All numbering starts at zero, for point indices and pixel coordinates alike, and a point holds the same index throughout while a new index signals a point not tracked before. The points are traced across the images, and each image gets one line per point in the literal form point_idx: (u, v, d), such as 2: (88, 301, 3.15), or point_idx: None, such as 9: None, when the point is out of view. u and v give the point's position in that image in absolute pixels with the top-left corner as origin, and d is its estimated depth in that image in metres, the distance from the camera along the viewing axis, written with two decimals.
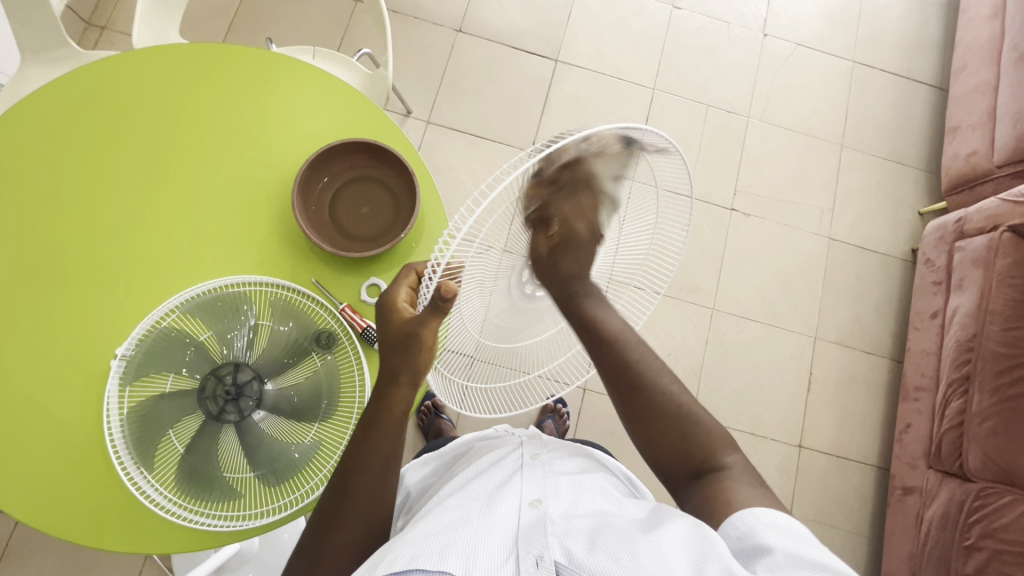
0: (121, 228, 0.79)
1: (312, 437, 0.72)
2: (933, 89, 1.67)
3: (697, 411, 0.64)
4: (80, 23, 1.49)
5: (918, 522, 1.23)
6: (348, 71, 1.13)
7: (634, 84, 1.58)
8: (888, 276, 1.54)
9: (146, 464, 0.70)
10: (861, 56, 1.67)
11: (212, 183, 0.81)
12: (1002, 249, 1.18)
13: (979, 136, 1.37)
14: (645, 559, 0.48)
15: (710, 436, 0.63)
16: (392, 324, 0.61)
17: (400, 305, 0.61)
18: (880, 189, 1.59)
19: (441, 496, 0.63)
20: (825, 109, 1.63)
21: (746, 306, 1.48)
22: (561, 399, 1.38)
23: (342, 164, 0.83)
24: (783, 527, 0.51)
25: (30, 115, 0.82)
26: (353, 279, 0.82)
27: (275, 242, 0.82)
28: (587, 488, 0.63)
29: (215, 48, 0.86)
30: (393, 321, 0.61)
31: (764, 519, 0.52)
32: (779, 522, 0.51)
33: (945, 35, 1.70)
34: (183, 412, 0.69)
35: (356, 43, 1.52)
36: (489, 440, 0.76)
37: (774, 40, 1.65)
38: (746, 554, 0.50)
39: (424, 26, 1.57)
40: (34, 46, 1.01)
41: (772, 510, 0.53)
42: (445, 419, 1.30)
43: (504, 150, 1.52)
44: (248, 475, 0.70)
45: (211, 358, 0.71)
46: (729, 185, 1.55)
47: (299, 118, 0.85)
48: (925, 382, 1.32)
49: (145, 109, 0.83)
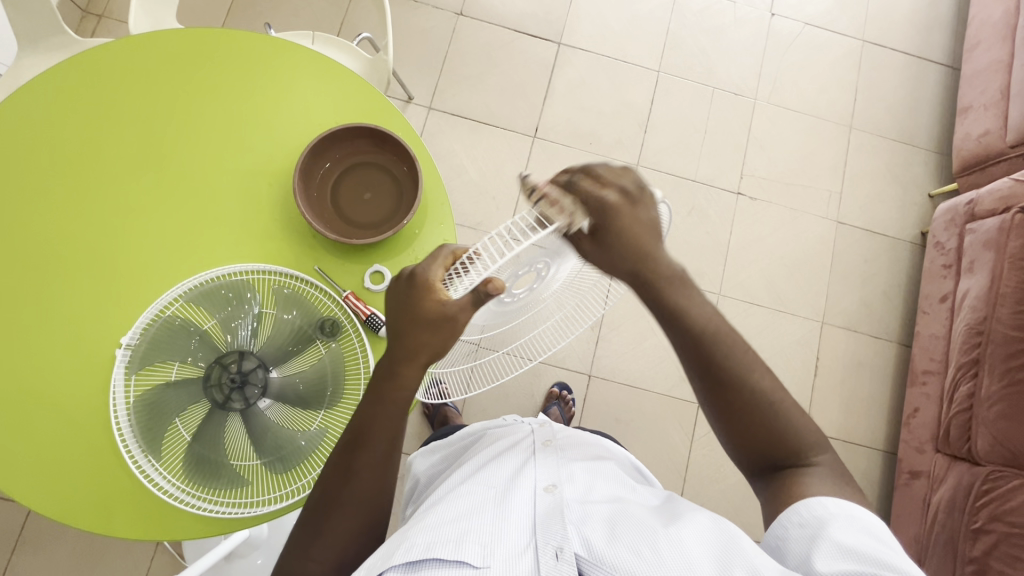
0: (121, 217, 0.79)
1: (318, 424, 0.72)
2: (945, 69, 1.63)
3: (790, 403, 0.60)
4: (77, 12, 1.47)
5: (925, 506, 1.22)
6: (348, 56, 1.12)
7: (638, 66, 1.56)
8: (897, 260, 1.52)
9: (154, 452, 0.70)
10: (871, 35, 1.64)
11: (212, 172, 0.81)
12: (1013, 231, 1.16)
13: (991, 116, 1.35)
14: (668, 556, 0.48)
15: (801, 434, 0.58)
16: (425, 302, 0.54)
17: (438, 285, 0.54)
18: (889, 172, 1.56)
19: (454, 480, 0.63)
20: (833, 90, 1.60)
21: (752, 291, 1.47)
22: (566, 386, 1.38)
23: (345, 149, 0.82)
24: (851, 519, 0.50)
25: (30, 101, 0.81)
26: (356, 266, 0.82)
27: (277, 230, 0.81)
28: (601, 477, 0.62)
29: (215, 32, 0.84)
30: (426, 301, 0.54)
31: (830, 508, 0.51)
32: (846, 513, 0.51)
33: (957, 13, 1.66)
34: (189, 400, 0.70)
35: (355, 28, 1.49)
36: (500, 427, 0.76)
37: (781, 20, 1.62)
38: (800, 539, 0.51)
39: (425, 10, 1.54)
40: (31, 34, 1.00)
41: (843, 501, 0.52)
42: (450, 406, 1.31)
43: (507, 136, 1.50)
44: (255, 462, 0.70)
45: (216, 347, 0.71)
46: (736, 169, 1.53)
47: (300, 104, 0.83)
48: (933, 365, 1.31)
49: (142, 97, 0.82)
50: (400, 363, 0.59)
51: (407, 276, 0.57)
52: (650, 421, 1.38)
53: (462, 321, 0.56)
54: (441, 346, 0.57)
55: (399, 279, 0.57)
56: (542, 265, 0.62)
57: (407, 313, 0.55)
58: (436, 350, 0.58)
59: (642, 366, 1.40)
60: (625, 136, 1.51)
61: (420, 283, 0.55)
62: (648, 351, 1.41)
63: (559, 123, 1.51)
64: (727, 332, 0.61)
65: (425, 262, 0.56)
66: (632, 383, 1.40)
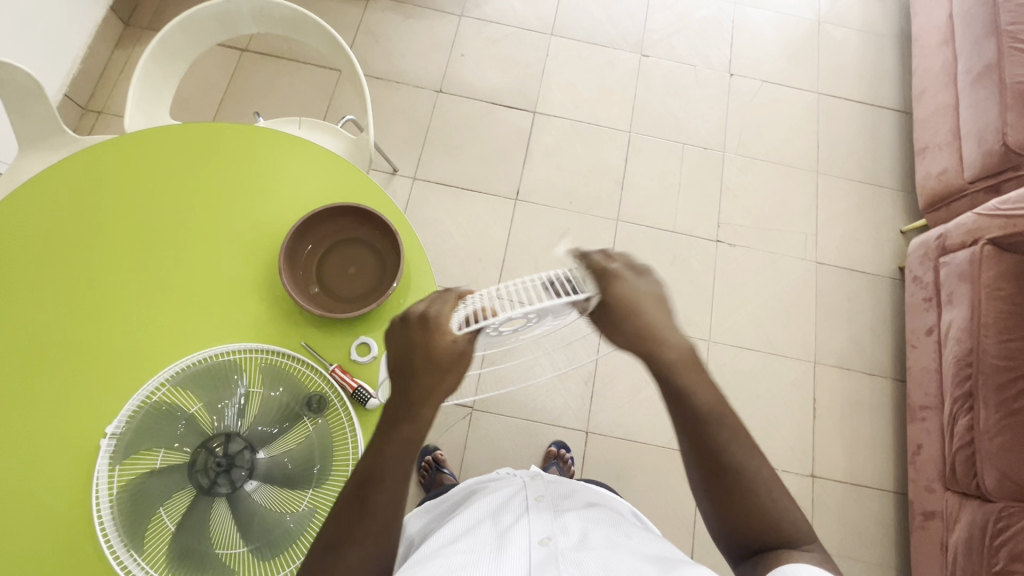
0: (122, 302, 0.81)
1: (306, 504, 0.70)
2: (898, 114, 1.73)
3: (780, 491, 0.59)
4: (77, 110, 1.56)
5: (943, 548, 1.18)
6: (333, 137, 1.18)
7: (610, 129, 1.65)
8: (879, 295, 1.55)
9: (137, 547, 0.68)
10: (825, 87, 1.75)
11: (208, 254, 0.84)
12: (984, 262, 1.19)
13: (947, 154, 1.42)
14: None
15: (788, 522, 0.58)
16: (437, 341, 0.57)
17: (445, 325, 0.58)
18: (860, 212, 1.62)
19: (447, 536, 0.62)
20: (797, 140, 1.68)
21: (742, 334, 1.49)
22: (564, 444, 1.35)
23: (329, 228, 0.86)
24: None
25: (24, 203, 0.84)
26: (341, 339, 0.83)
27: (266, 308, 0.83)
28: (592, 524, 0.61)
29: (206, 126, 0.90)
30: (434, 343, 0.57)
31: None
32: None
33: (902, 63, 1.79)
34: (174, 487, 0.68)
35: (340, 110, 1.59)
36: (493, 483, 0.75)
37: (740, 79, 1.73)
38: None
39: (406, 89, 1.65)
40: (32, 135, 1.05)
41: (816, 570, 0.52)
42: (447, 473, 1.28)
43: (489, 199, 1.56)
44: (242, 550, 0.67)
45: (202, 431, 0.70)
46: (712, 219, 1.58)
47: (288, 186, 0.88)
48: (929, 400, 1.30)
49: (136, 187, 0.86)
50: (409, 408, 0.59)
51: (416, 318, 0.60)
52: (654, 476, 1.35)
53: (470, 356, 0.57)
54: (447, 386, 0.59)
55: (406, 322, 0.60)
56: (537, 316, 0.54)
57: (421, 356, 0.58)
58: (444, 389, 0.59)
59: (640, 418, 1.39)
60: (604, 193, 1.58)
61: (431, 323, 0.58)
62: (644, 403, 1.40)
63: (539, 186, 1.57)
64: (720, 424, 0.61)
65: (436, 305, 0.60)
66: (631, 437, 1.38)
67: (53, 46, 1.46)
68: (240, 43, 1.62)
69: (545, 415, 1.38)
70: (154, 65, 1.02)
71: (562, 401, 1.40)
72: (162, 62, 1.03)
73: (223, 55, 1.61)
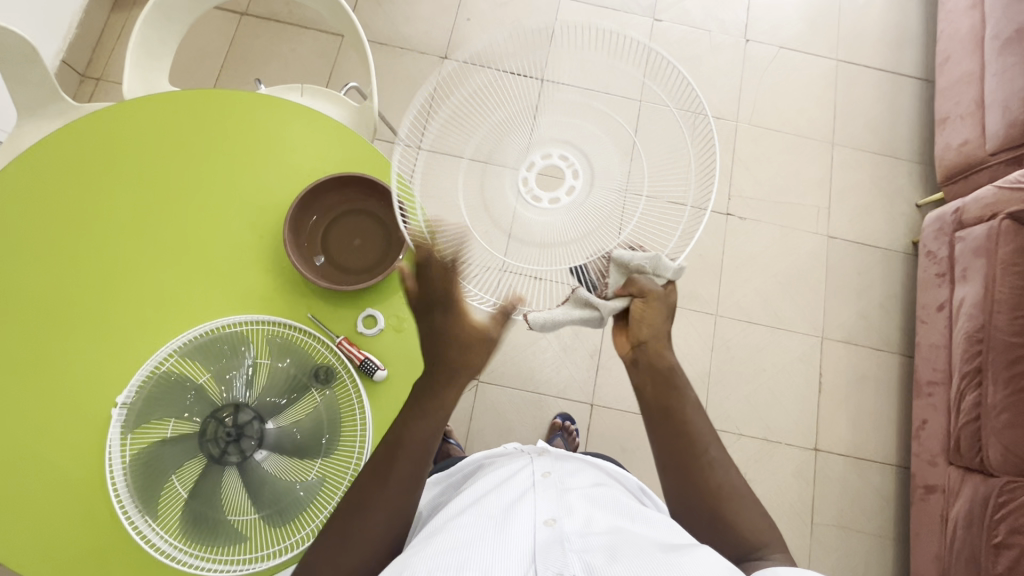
0: (124, 275, 0.81)
1: (316, 474, 0.71)
2: (920, 82, 1.67)
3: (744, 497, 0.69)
4: (76, 77, 1.53)
5: (943, 522, 1.20)
6: (336, 105, 1.15)
7: None
8: (890, 270, 1.52)
9: (151, 512, 0.69)
10: (845, 55, 1.68)
11: (211, 225, 0.83)
12: (1001, 237, 1.16)
13: (969, 125, 1.37)
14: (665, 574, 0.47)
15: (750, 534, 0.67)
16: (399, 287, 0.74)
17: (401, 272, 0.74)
18: (875, 184, 1.58)
19: (453, 510, 0.63)
20: (813, 110, 1.63)
21: (749, 309, 1.47)
22: (570, 416, 1.36)
23: (332, 200, 0.85)
24: None
25: (23, 179, 0.83)
26: (348, 311, 0.83)
27: (272, 280, 0.82)
28: (599, 507, 0.61)
29: (204, 94, 0.87)
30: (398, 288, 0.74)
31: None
32: None
33: (926, 29, 1.71)
34: (185, 456, 0.69)
35: (344, 77, 1.55)
36: (499, 457, 0.76)
37: (756, 45, 1.67)
38: None
39: (410, 55, 1.60)
40: (31, 102, 1.03)
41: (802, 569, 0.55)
42: (453, 443, 1.29)
43: None
44: (253, 516, 0.69)
45: (212, 401, 0.71)
46: (723, 191, 1.55)
47: (289, 156, 0.86)
48: (937, 376, 1.29)
49: (135, 155, 0.85)
50: None
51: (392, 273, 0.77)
52: None
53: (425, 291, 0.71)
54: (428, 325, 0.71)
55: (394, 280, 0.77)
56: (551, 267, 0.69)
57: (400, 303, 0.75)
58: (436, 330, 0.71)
59: None
60: None
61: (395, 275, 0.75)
62: None
63: None
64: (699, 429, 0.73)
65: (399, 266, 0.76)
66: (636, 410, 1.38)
67: (48, 9, 1.42)
68: (239, 7, 1.57)
69: (550, 388, 1.39)
70: (151, 28, 0.99)
71: (567, 373, 1.40)
72: (158, 26, 1.00)
73: (221, 19, 1.56)
